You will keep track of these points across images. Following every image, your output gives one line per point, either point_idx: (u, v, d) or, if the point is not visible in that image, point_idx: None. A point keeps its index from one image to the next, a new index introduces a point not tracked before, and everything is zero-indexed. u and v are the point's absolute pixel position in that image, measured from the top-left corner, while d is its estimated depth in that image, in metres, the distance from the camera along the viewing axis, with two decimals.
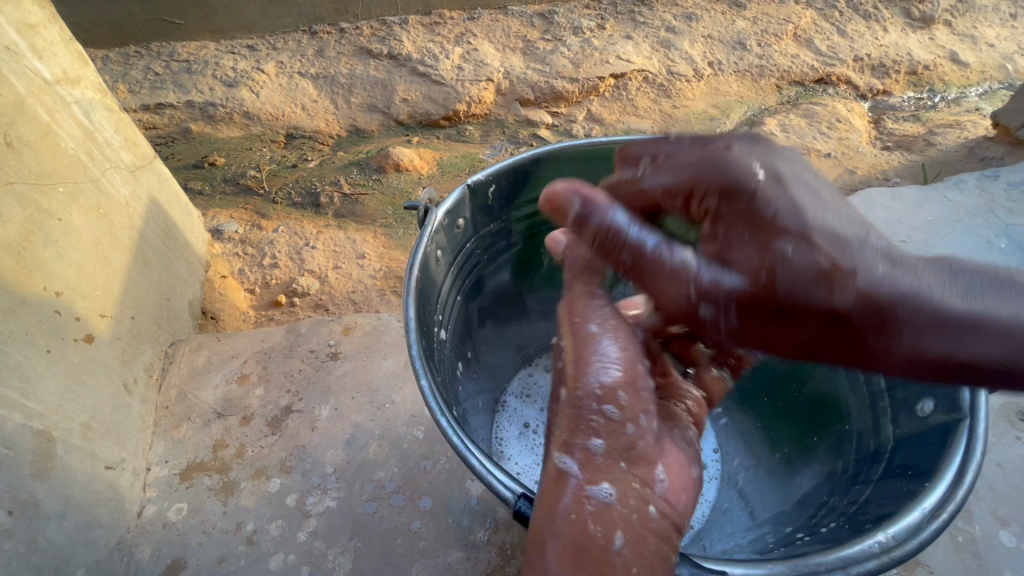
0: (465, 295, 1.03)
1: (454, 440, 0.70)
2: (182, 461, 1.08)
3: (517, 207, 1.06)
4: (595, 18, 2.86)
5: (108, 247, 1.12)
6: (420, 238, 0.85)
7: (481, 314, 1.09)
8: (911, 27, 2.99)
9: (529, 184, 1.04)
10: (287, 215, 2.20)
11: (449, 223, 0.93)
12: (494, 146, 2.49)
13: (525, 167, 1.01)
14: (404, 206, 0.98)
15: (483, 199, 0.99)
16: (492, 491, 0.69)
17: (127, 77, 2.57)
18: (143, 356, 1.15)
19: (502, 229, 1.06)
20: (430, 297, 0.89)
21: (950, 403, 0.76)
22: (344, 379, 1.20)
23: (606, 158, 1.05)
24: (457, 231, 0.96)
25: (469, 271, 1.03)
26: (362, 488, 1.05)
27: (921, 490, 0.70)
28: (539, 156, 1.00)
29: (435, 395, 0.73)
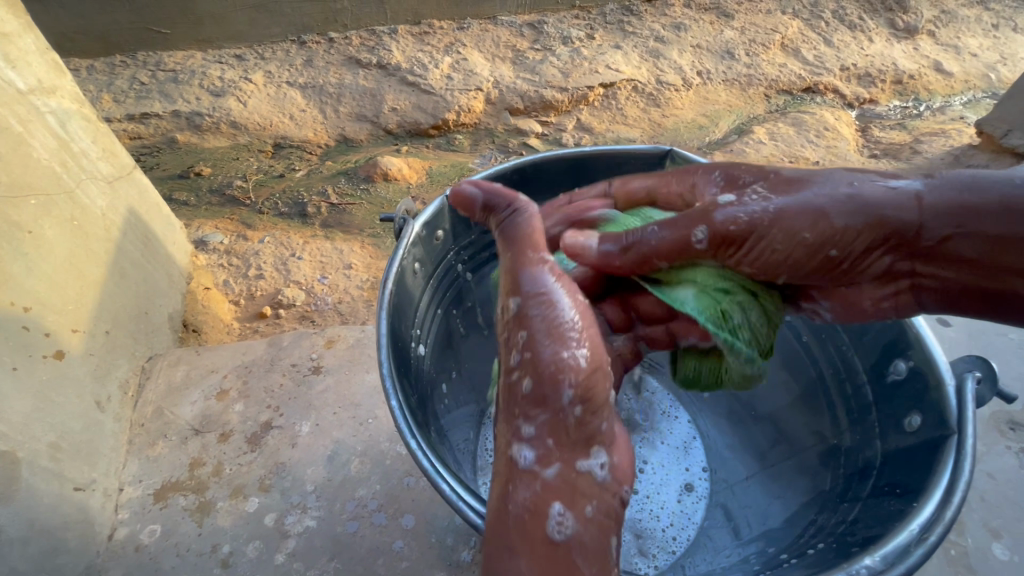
0: (445, 308, 1.01)
1: (424, 464, 0.69)
2: (157, 480, 1.05)
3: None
4: (584, 28, 2.88)
5: (82, 261, 1.09)
6: (394, 251, 0.83)
7: (463, 326, 1.07)
8: (895, 37, 3.03)
9: None
10: (274, 225, 2.17)
11: (426, 235, 0.91)
12: (484, 155, 2.49)
13: (506, 177, 0.99)
14: (382, 218, 0.96)
15: (462, 210, 0.98)
16: (463, 518, 0.67)
17: (112, 86, 2.54)
18: (118, 371, 1.12)
19: (483, 240, 1.05)
20: (405, 310, 0.87)
21: (938, 420, 0.75)
22: (326, 394, 1.17)
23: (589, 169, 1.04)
24: (435, 243, 0.95)
25: (449, 283, 1.01)
26: (343, 507, 1.02)
27: (910, 510, 0.68)
28: (520, 166, 0.99)
29: (405, 416, 0.71)
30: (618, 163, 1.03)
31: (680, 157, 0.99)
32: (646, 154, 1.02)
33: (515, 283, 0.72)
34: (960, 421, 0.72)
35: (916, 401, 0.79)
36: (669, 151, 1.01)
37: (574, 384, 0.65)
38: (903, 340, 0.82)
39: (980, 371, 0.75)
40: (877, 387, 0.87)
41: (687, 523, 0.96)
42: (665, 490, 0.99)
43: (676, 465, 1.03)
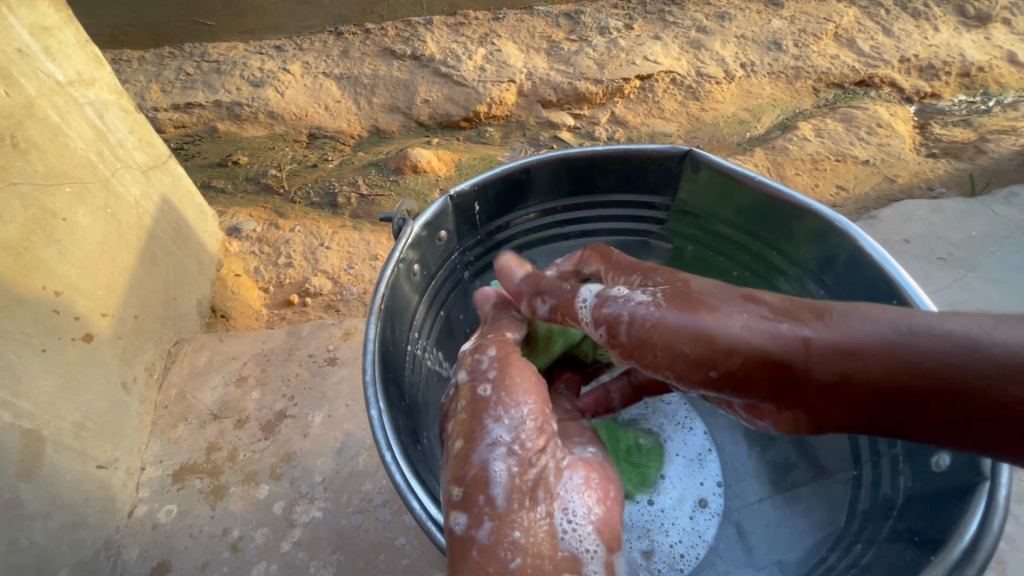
0: (448, 309, 1.01)
1: (398, 479, 0.68)
2: (176, 462, 1.08)
3: (506, 220, 1.02)
4: (623, 18, 2.79)
5: (114, 247, 1.13)
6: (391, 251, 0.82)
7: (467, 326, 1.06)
8: (964, 26, 2.80)
9: (519, 194, 1.00)
10: (305, 214, 2.22)
11: (427, 235, 0.90)
12: (514, 148, 2.47)
13: (513, 177, 0.96)
14: (383, 217, 0.96)
15: (467, 209, 0.96)
16: (431, 537, 0.67)
17: (160, 77, 2.65)
18: (145, 355, 1.17)
19: (490, 240, 1.03)
20: (402, 312, 0.87)
21: (969, 463, 0.69)
22: (340, 385, 1.19)
23: (604, 170, 0.99)
24: (437, 243, 0.93)
25: (454, 284, 1.01)
26: (349, 499, 1.03)
27: (926, 566, 0.68)
28: (528, 166, 0.96)
29: (385, 426, 0.71)
30: (633, 164, 0.98)
31: (703, 159, 0.93)
32: (663, 156, 0.96)
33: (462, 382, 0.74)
34: (994, 469, 0.68)
35: None
36: (688, 151, 0.95)
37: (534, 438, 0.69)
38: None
39: None
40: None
41: (698, 539, 0.92)
42: (676, 504, 0.95)
43: (691, 476, 0.98)
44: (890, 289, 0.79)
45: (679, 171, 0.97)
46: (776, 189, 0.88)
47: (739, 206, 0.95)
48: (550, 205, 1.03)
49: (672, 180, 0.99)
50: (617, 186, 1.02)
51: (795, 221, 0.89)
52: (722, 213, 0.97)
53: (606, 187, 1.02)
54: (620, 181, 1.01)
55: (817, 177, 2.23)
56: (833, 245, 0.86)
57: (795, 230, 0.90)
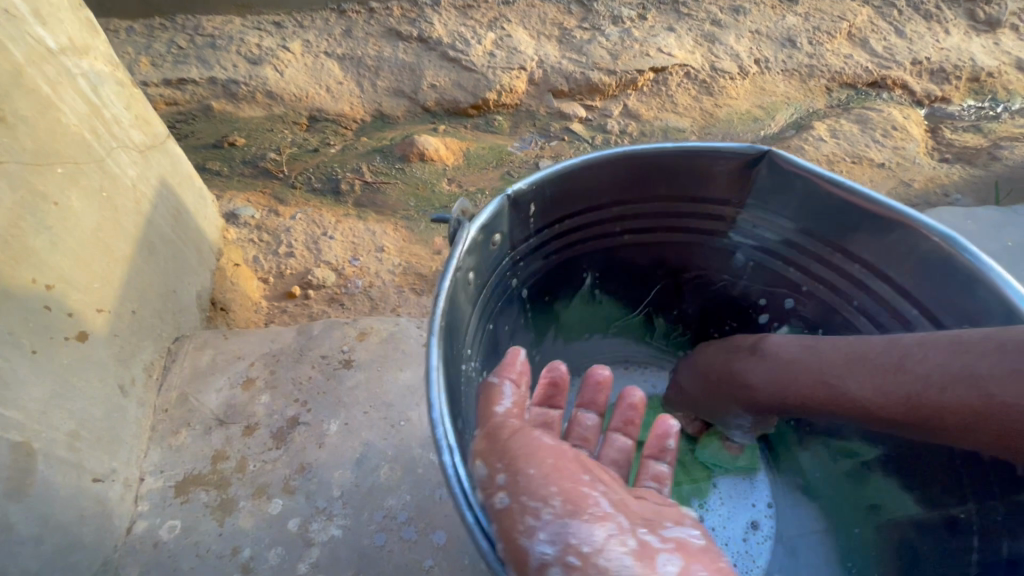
0: (494, 316, 0.94)
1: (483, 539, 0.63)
2: (179, 472, 1.00)
3: (559, 218, 0.95)
4: (636, 7, 2.69)
5: (110, 235, 1.03)
6: (451, 261, 0.73)
7: (507, 332, 1.01)
8: (974, 30, 2.77)
9: (576, 194, 0.93)
10: (306, 201, 2.11)
11: (484, 240, 0.81)
12: (524, 138, 2.38)
13: (574, 175, 0.88)
14: (432, 218, 0.87)
15: (520, 210, 0.88)
16: None
17: (150, 49, 2.49)
18: (143, 354, 1.07)
19: (538, 242, 0.96)
20: (458, 323, 0.78)
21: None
22: (356, 390, 1.10)
23: (669, 167, 0.93)
24: (491, 248, 0.85)
25: (500, 289, 0.94)
26: (371, 517, 0.95)
27: None
28: (592, 163, 0.88)
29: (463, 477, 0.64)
30: (702, 163, 0.92)
31: (782, 161, 0.88)
32: (741, 156, 0.90)
33: (488, 457, 0.70)
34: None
35: None
36: (767, 151, 0.89)
37: (573, 527, 0.63)
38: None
39: None
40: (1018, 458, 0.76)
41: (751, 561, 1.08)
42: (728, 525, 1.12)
43: (743, 501, 1.14)
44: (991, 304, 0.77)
45: (753, 173, 0.92)
46: (865, 196, 0.84)
47: (817, 210, 0.91)
48: (605, 206, 0.97)
49: (743, 182, 0.94)
50: (681, 184, 0.96)
51: (881, 228, 0.85)
52: (796, 218, 0.95)
53: (670, 188, 0.97)
54: (686, 179, 0.95)
55: None
56: (924, 254, 0.83)
57: (874, 240, 0.88)
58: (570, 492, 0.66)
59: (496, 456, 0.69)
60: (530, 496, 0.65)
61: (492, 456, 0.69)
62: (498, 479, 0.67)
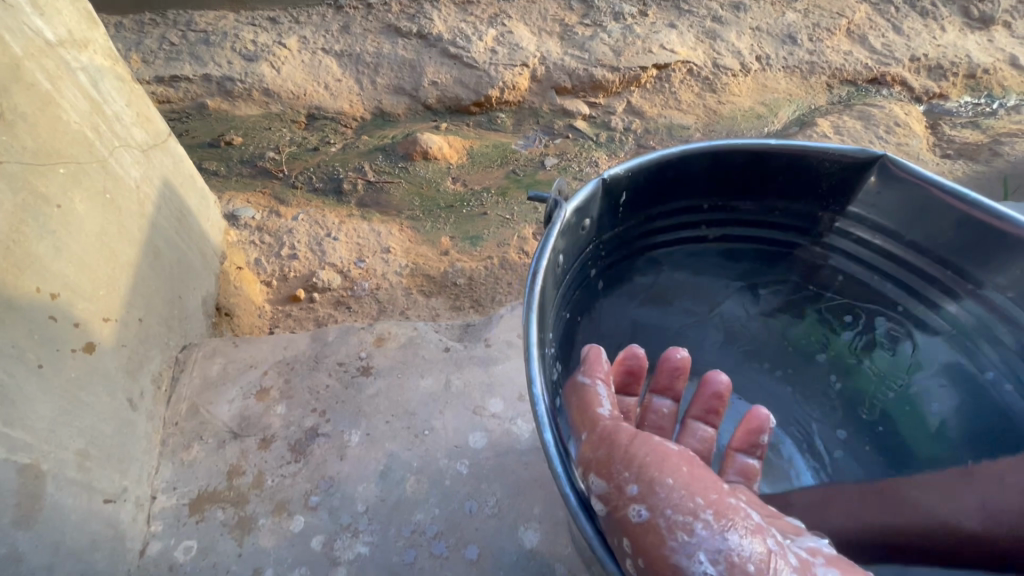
0: (575, 308, 0.86)
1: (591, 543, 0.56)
2: (193, 489, 0.94)
3: (650, 208, 0.88)
4: (637, 3, 2.66)
5: (115, 239, 0.97)
6: (548, 240, 0.66)
7: (588, 329, 0.92)
8: (969, 27, 2.79)
9: (668, 181, 0.85)
10: (307, 202, 2.05)
11: (578, 222, 0.74)
12: (527, 136, 2.34)
13: (672, 161, 0.81)
14: (529, 195, 0.82)
15: (614, 196, 0.80)
16: None
17: (140, 46, 2.41)
18: (151, 364, 1.01)
19: (625, 232, 0.88)
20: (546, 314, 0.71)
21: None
22: (377, 399, 1.05)
23: (770, 168, 0.87)
24: (582, 232, 0.78)
25: (583, 279, 0.86)
26: (399, 532, 0.91)
27: None
28: (694, 149, 0.81)
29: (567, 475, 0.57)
30: (811, 162, 0.85)
31: (897, 167, 0.81)
32: (853, 158, 0.83)
33: (605, 461, 0.59)
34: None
35: None
36: (883, 156, 0.82)
37: (727, 531, 0.54)
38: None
39: None
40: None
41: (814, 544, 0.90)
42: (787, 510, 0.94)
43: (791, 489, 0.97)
44: None
45: (860, 181, 0.85)
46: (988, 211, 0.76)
47: (933, 220, 0.83)
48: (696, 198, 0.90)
49: (852, 188, 0.87)
50: (779, 184, 0.89)
51: (1003, 248, 0.77)
52: (908, 230, 0.87)
53: (770, 183, 0.89)
54: (784, 179, 0.88)
55: None
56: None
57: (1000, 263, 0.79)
58: (711, 494, 0.57)
59: (615, 457, 0.59)
60: (671, 497, 0.55)
61: (608, 459, 0.59)
62: (626, 480, 0.57)
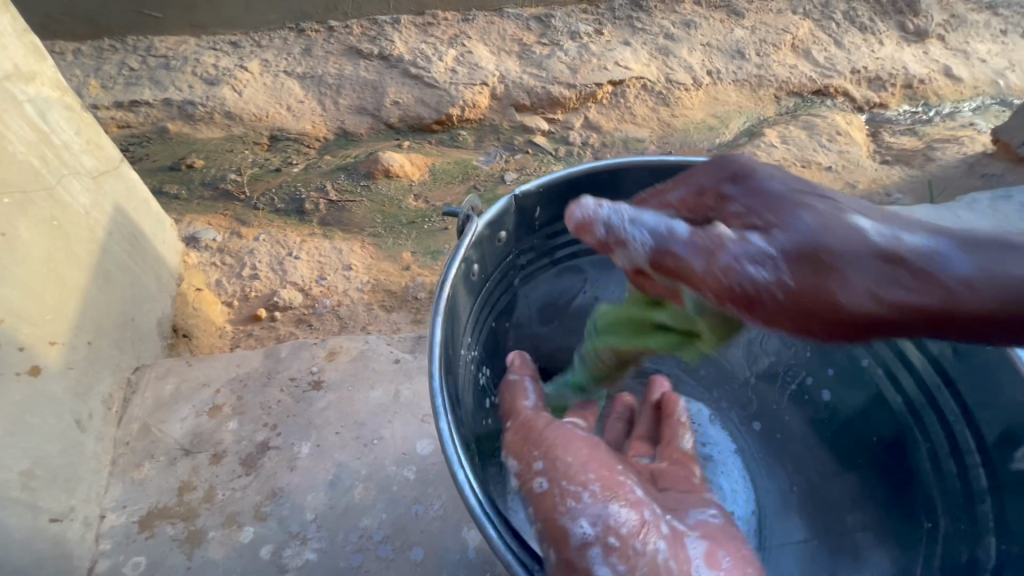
0: (497, 314, 0.96)
1: (472, 502, 0.67)
2: (143, 506, 0.97)
3: (566, 222, 0.98)
4: (592, 23, 2.78)
5: (63, 265, 1.00)
6: (455, 249, 0.77)
7: (513, 333, 1.01)
8: (905, 40, 2.96)
9: (580, 199, 0.96)
10: (270, 222, 2.08)
11: (489, 235, 0.85)
12: (489, 152, 2.41)
13: (579, 181, 0.92)
14: (444, 210, 0.90)
15: (527, 211, 0.91)
16: (506, 566, 0.66)
17: (99, 72, 2.42)
18: (101, 386, 1.03)
19: (543, 245, 0.98)
20: (460, 316, 0.82)
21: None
22: (327, 412, 1.09)
23: (669, 183, 0.96)
24: (496, 244, 0.88)
25: (504, 287, 0.96)
26: (346, 538, 0.95)
27: None
28: (597, 169, 0.92)
29: (455, 446, 0.68)
30: None
31: None
32: None
33: (519, 448, 0.82)
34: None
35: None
36: None
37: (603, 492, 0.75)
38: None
39: None
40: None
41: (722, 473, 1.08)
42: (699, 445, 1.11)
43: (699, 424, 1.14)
44: None
45: None
46: None
47: None
48: None
49: None
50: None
51: None
52: None
53: None
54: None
55: None
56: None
57: None
58: (600, 467, 0.78)
59: (528, 442, 0.82)
60: (563, 467, 0.77)
61: (521, 446, 0.82)
62: (534, 458, 0.79)
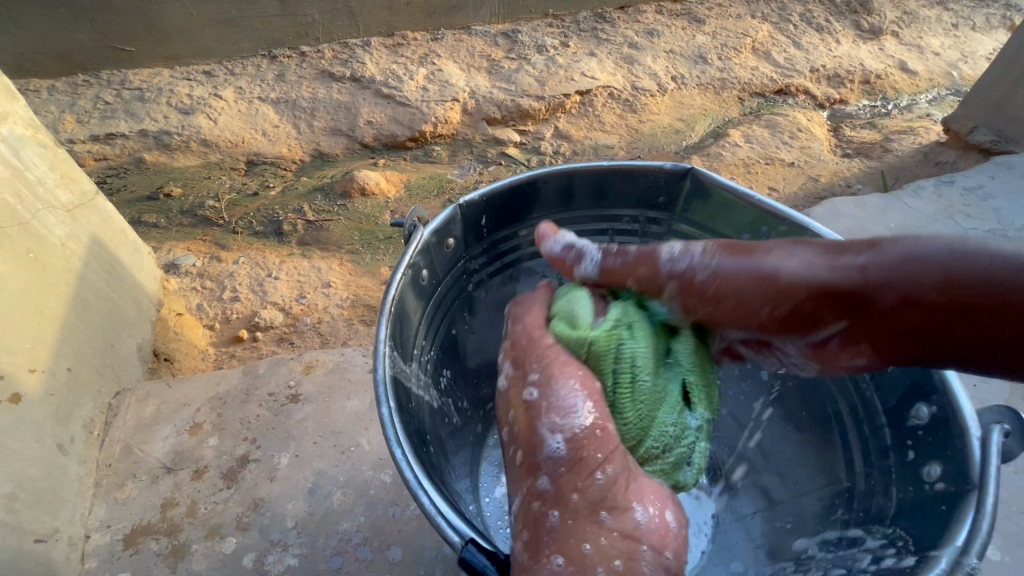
0: (452, 317, 1.01)
1: (408, 475, 0.67)
2: (127, 524, 1.00)
3: (514, 229, 1.04)
4: (558, 36, 2.87)
5: (41, 295, 1.03)
6: (402, 255, 0.84)
7: (472, 336, 1.06)
8: (861, 38, 3.08)
9: (525, 206, 1.02)
10: (248, 245, 2.12)
11: (436, 242, 0.91)
12: (462, 166, 2.47)
13: (520, 189, 0.99)
14: (393, 223, 0.97)
15: (474, 219, 0.97)
16: (441, 535, 0.65)
17: (75, 107, 2.46)
18: (82, 411, 1.07)
19: (494, 251, 1.04)
20: (407, 317, 0.87)
21: (959, 473, 0.71)
22: (305, 423, 1.13)
23: (606, 187, 1.03)
24: (445, 250, 0.94)
25: (458, 291, 1.01)
26: (326, 542, 0.98)
27: (950, 509, 0.70)
28: (537, 178, 0.99)
29: (395, 423, 0.71)
30: (637, 180, 1.02)
31: (700, 176, 0.98)
32: (667, 172, 1.00)
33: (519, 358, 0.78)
34: (983, 476, 0.68)
35: (925, 391, 0.79)
36: (689, 169, 0.99)
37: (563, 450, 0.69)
38: (928, 383, 0.78)
39: (1007, 421, 0.73)
40: (898, 430, 0.82)
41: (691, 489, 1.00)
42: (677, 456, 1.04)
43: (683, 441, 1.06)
44: None
45: (680, 190, 1.02)
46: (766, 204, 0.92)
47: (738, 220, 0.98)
48: (555, 217, 1.05)
49: (675, 196, 1.03)
50: (624, 201, 1.05)
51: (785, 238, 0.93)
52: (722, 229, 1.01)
53: (612, 203, 1.05)
54: (624, 196, 1.05)
55: (749, 180, 2.36)
56: None
57: None
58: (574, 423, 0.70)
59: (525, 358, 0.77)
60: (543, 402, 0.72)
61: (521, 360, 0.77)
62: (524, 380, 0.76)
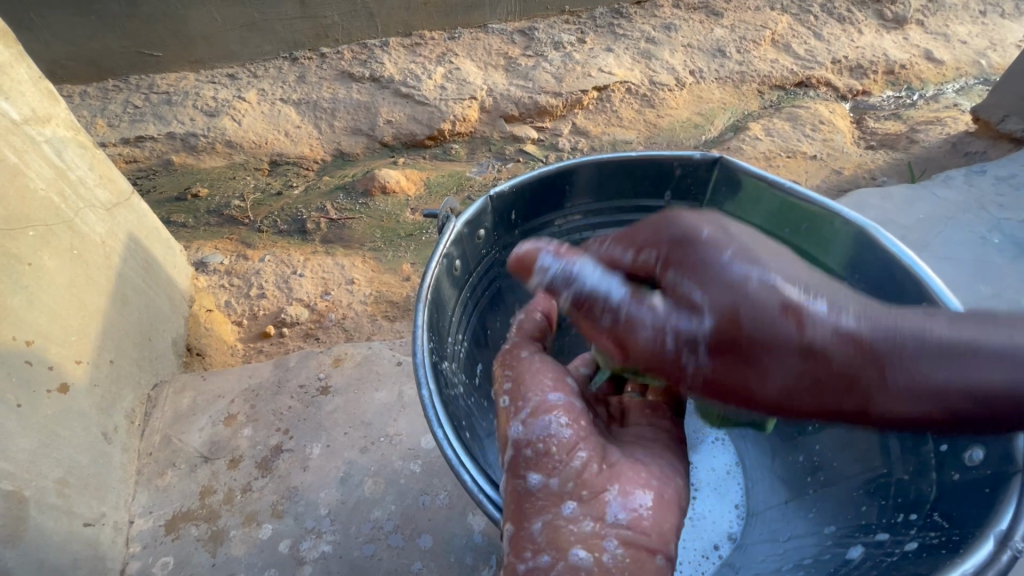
0: (482, 308, 1.02)
1: (450, 457, 0.71)
2: (168, 511, 1.04)
3: (542, 219, 1.05)
4: (575, 32, 2.87)
5: (84, 290, 1.07)
6: (436, 245, 0.85)
7: (501, 326, 1.07)
8: (884, 27, 3.01)
9: (553, 197, 1.03)
10: (273, 243, 2.16)
11: (468, 233, 0.92)
12: (480, 163, 2.49)
13: (549, 180, 1.00)
14: (425, 213, 0.99)
15: (503, 210, 0.98)
16: (484, 510, 0.71)
17: (106, 111, 2.53)
18: (124, 402, 1.11)
19: (524, 241, 1.05)
20: (443, 306, 0.89)
21: (1004, 456, 0.69)
22: (336, 414, 1.15)
23: (636, 176, 1.03)
24: (476, 241, 0.96)
25: (488, 281, 1.03)
26: (359, 529, 1.01)
27: (995, 495, 0.69)
28: (565, 168, 1.00)
29: (436, 406, 0.73)
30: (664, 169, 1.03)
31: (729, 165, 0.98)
32: (694, 161, 1.01)
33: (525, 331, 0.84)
34: None
35: None
36: (718, 158, 1.00)
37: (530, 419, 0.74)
38: None
39: None
40: None
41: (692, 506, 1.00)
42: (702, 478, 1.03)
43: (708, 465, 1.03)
44: (920, 293, 0.81)
45: (708, 179, 1.02)
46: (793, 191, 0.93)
47: (766, 208, 0.98)
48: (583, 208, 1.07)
49: (703, 186, 1.04)
50: (650, 190, 1.06)
51: (810, 225, 0.94)
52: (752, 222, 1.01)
53: (639, 193, 1.06)
54: (652, 186, 1.05)
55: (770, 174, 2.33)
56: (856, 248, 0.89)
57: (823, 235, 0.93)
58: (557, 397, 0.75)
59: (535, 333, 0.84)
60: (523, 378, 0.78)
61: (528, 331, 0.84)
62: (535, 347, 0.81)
